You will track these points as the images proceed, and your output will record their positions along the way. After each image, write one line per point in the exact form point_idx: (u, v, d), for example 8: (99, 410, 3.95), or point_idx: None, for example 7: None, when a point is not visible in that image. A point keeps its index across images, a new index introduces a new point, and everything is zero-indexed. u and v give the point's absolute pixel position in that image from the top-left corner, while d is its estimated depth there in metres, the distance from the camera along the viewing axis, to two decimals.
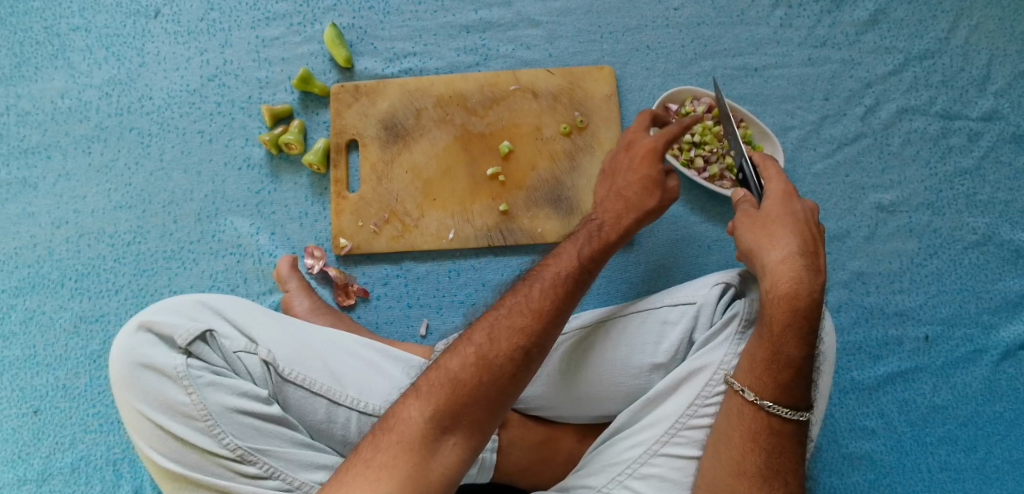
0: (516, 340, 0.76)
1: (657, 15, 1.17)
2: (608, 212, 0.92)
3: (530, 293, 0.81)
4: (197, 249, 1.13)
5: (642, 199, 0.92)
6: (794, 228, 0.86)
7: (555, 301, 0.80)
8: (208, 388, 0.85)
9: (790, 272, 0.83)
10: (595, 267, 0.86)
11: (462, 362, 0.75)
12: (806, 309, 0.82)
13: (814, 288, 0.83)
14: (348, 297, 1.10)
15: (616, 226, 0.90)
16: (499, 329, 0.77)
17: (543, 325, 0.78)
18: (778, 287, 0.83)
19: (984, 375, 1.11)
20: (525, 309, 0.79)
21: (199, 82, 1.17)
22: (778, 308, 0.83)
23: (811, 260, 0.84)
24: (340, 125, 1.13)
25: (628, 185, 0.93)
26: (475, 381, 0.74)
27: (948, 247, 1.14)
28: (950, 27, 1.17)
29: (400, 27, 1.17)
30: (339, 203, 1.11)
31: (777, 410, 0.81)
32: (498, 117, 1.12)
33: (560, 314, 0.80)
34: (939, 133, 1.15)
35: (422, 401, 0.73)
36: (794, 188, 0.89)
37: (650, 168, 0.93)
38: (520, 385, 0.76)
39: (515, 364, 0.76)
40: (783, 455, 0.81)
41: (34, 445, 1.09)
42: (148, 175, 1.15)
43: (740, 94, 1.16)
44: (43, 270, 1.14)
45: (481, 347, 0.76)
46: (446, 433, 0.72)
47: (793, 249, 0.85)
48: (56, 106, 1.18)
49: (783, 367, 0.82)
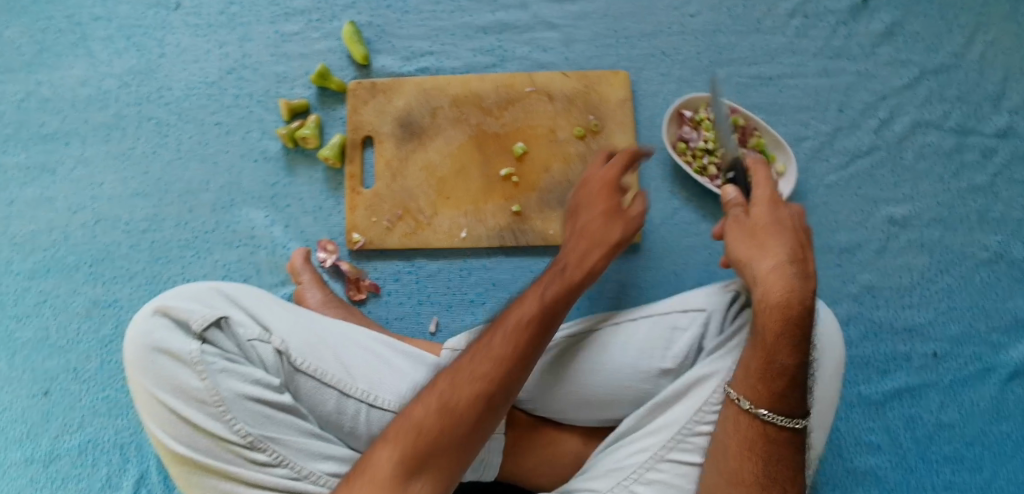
0: (479, 386, 0.78)
1: (674, 22, 1.18)
2: (574, 253, 0.90)
3: (494, 339, 0.82)
4: (211, 240, 1.14)
5: (603, 234, 0.91)
6: (785, 236, 0.85)
7: (519, 345, 0.81)
8: (222, 375, 0.87)
9: (782, 280, 0.83)
10: (563, 308, 0.85)
11: (425, 410, 0.77)
12: (799, 317, 0.82)
13: (806, 296, 0.82)
14: (359, 292, 1.11)
15: (579, 266, 0.89)
16: (461, 375, 0.79)
17: (507, 370, 0.79)
18: (770, 296, 0.82)
19: (992, 395, 1.11)
20: (488, 354, 0.80)
21: (217, 75, 1.18)
22: (769, 317, 0.82)
23: (802, 267, 0.83)
24: (356, 121, 1.14)
25: (590, 221, 0.92)
26: (438, 428, 0.76)
27: (959, 263, 1.14)
28: (966, 42, 1.17)
29: (418, 26, 1.18)
30: (354, 198, 1.12)
31: (772, 419, 0.81)
32: (513, 119, 1.13)
33: (526, 359, 0.81)
34: (952, 149, 1.16)
35: (390, 448, 0.75)
36: (780, 193, 0.88)
37: (607, 201, 0.92)
38: (486, 429, 0.79)
39: (478, 410, 0.78)
40: (780, 463, 0.81)
41: (43, 425, 1.11)
42: (165, 164, 1.17)
43: (755, 102, 1.16)
44: (58, 255, 1.15)
45: (445, 394, 0.78)
46: (415, 477, 0.74)
47: (783, 257, 0.84)
48: (76, 93, 1.19)
49: (776, 375, 0.81)
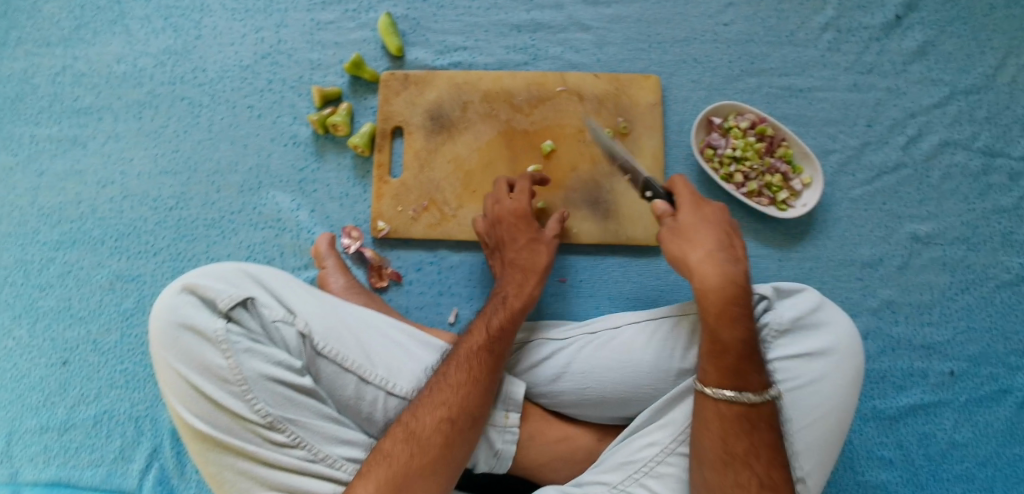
0: (439, 414, 0.85)
1: (707, 30, 1.19)
2: (510, 284, 0.99)
3: (448, 371, 0.89)
4: (237, 220, 1.15)
5: (529, 260, 1.01)
6: (714, 227, 0.91)
7: (471, 371, 0.89)
8: (245, 355, 0.86)
9: (714, 265, 0.88)
10: (508, 334, 0.94)
11: (394, 441, 0.84)
12: (734, 294, 0.87)
13: (737, 275, 0.88)
14: (380, 279, 1.12)
15: (518, 294, 0.98)
16: (421, 408, 0.86)
17: (463, 395, 0.87)
18: (708, 282, 0.87)
19: (1007, 416, 1.10)
20: (445, 384, 0.88)
21: (252, 59, 1.19)
22: (711, 300, 0.87)
23: (729, 250, 0.89)
24: (387, 111, 1.15)
25: (517, 253, 1.02)
26: (407, 455, 0.83)
27: (980, 283, 1.14)
28: (998, 64, 1.17)
29: (453, 21, 1.19)
30: (380, 187, 1.13)
31: (724, 396, 0.84)
32: (543, 117, 1.14)
33: (479, 383, 0.89)
34: (979, 170, 1.15)
35: (367, 479, 0.81)
36: (700, 194, 0.93)
37: (526, 230, 1.03)
38: (455, 451, 0.85)
39: (443, 435, 0.84)
40: (745, 438, 0.83)
41: (59, 395, 1.11)
42: (196, 143, 1.18)
43: (784, 113, 1.17)
44: (84, 227, 1.16)
45: (408, 425, 0.85)
46: None
47: (710, 246, 0.89)
48: (112, 70, 1.21)
49: (723, 352, 0.86)
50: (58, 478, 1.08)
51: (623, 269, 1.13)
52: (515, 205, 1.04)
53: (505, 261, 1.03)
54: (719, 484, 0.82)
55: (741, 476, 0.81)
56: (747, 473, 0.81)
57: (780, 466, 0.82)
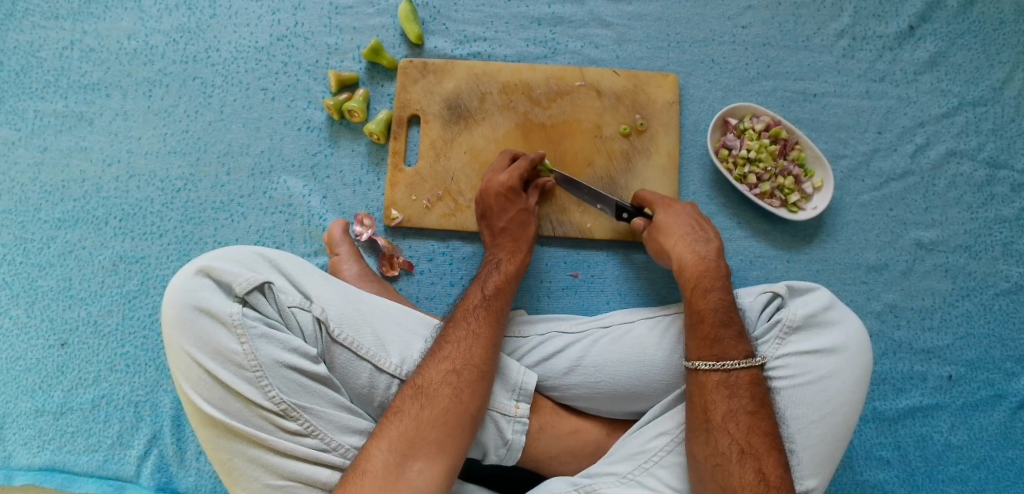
0: (444, 366, 0.86)
1: (725, 31, 1.20)
2: (502, 251, 1.02)
3: (449, 330, 0.91)
4: (247, 204, 1.13)
5: (518, 230, 1.04)
6: (686, 216, 1.02)
7: (469, 326, 0.91)
8: (261, 341, 0.84)
9: (689, 246, 0.98)
10: (505, 293, 0.96)
11: (404, 398, 0.85)
12: (709, 271, 0.95)
13: (711, 254, 0.97)
14: (392, 268, 1.11)
15: (512, 260, 1.01)
16: (427, 364, 0.88)
17: (466, 347, 0.89)
18: (684, 261, 0.97)
19: (1002, 421, 1.13)
20: (446, 340, 0.89)
21: (268, 41, 1.18)
22: (691, 277, 0.95)
23: (701, 234, 0.99)
24: (404, 99, 1.14)
25: (506, 226, 1.04)
26: (418, 408, 0.84)
27: (980, 291, 1.16)
28: (1006, 78, 1.20)
29: (473, 11, 1.19)
30: (395, 175, 1.12)
31: (704, 365, 0.88)
32: (561, 111, 1.14)
33: (480, 336, 0.90)
34: (984, 180, 1.18)
35: (380, 440, 0.82)
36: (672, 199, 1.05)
37: (514, 199, 1.05)
38: (466, 402, 0.85)
39: (450, 385, 0.85)
40: (725, 405, 0.86)
41: (56, 378, 1.09)
42: (206, 124, 1.16)
43: (797, 117, 1.19)
44: (88, 206, 1.13)
45: (416, 384, 0.86)
46: (410, 461, 0.80)
47: (681, 232, 1.00)
48: (122, 46, 1.18)
49: (697, 320, 0.91)
50: (53, 463, 1.06)
51: (634, 266, 1.13)
52: (504, 180, 1.04)
53: (495, 231, 1.04)
54: (704, 454, 0.84)
55: (720, 442, 0.84)
56: (727, 438, 0.84)
57: (762, 433, 0.84)
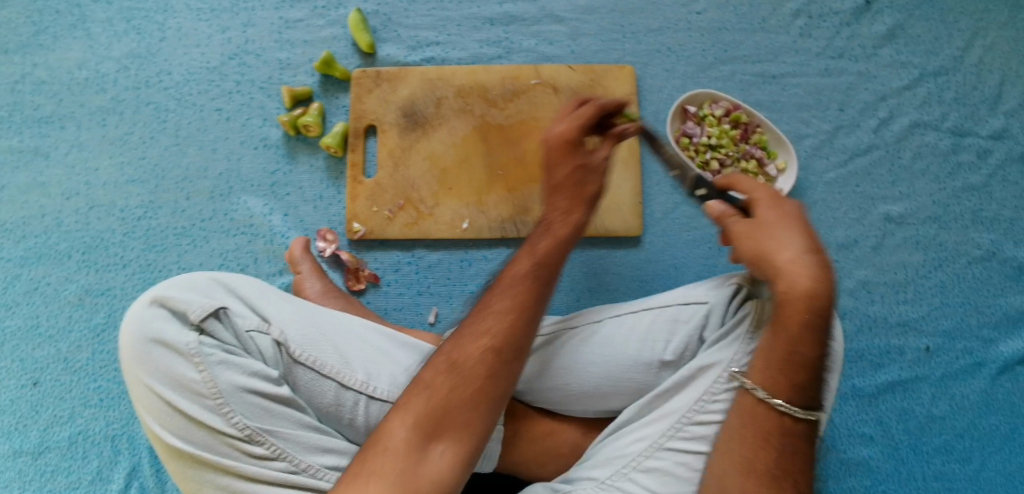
0: (483, 342, 0.75)
1: (680, 19, 1.20)
2: (557, 207, 0.86)
3: (493, 299, 0.79)
4: (208, 228, 1.12)
5: (578, 188, 0.86)
6: (795, 223, 0.84)
7: (518, 292, 0.78)
8: (220, 367, 0.84)
9: (805, 269, 0.81)
10: (555, 262, 0.83)
11: (435, 369, 0.75)
12: (822, 307, 0.81)
13: (828, 284, 0.81)
14: (358, 282, 1.10)
15: (565, 222, 0.85)
16: (465, 335, 0.76)
17: (511, 323, 0.77)
18: (796, 287, 0.81)
19: (982, 388, 1.11)
20: (489, 312, 0.78)
21: (219, 60, 1.17)
22: (794, 310, 0.81)
23: (820, 254, 0.82)
24: (359, 110, 1.13)
25: (562, 181, 0.87)
26: (450, 386, 0.73)
27: (952, 260, 1.15)
28: (965, 46, 1.20)
29: (425, 16, 1.18)
30: (355, 187, 1.12)
31: (790, 411, 0.82)
32: (518, 111, 1.13)
33: (529, 309, 0.78)
34: (949, 149, 1.17)
35: (402, 414, 0.73)
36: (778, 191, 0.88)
37: (569, 157, 0.87)
38: (501, 384, 0.75)
39: (488, 366, 0.74)
40: (794, 456, 0.82)
41: (31, 418, 1.08)
42: (163, 150, 1.15)
43: (758, 100, 1.18)
44: (50, 241, 1.13)
45: (450, 354, 0.76)
46: (433, 443, 0.71)
47: (800, 248, 0.82)
48: (73, 76, 1.17)
49: (797, 366, 0.82)
50: None
51: (602, 262, 1.13)
52: (561, 131, 0.87)
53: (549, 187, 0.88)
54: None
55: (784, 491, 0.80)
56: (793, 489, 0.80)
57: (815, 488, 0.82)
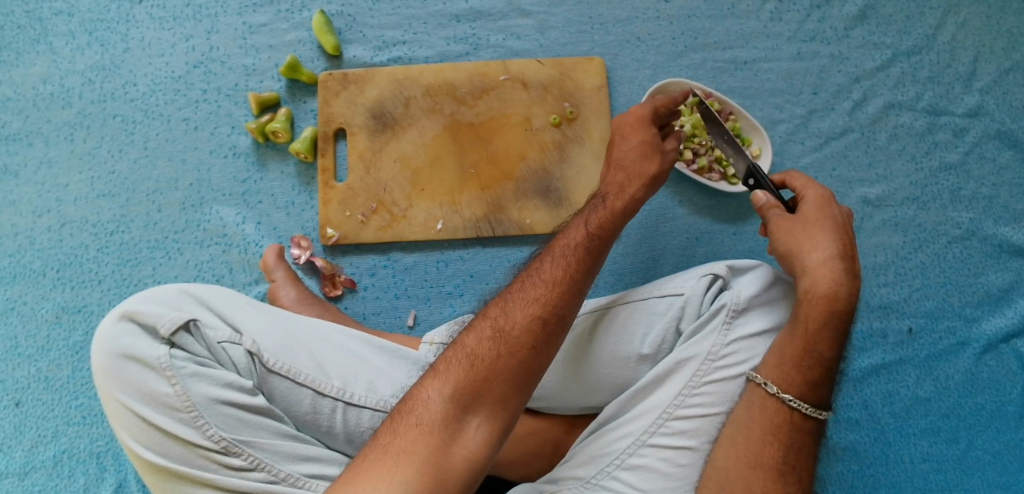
0: (532, 310, 0.76)
1: (648, 7, 1.18)
2: (613, 183, 0.92)
3: (543, 268, 0.81)
4: (182, 239, 1.11)
5: (638, 163, 0.93)
6: (832, 230, 0.88)
7: (568, 261, 0.81)
8: (192, 379, 0.82)
9: (830, 273, 0.85)
10: (607, 236, 0.87)
11: (479, 337, 0.74)
12: (842, 310, 0.85)
13: (851, 291, 0.85)
14: (334, 288, 1.09)
15: (621, 196, 0.90)
16: (514, 303, 0.77)
17: (559, 294, 0.78)
18: (818, 287, 0.85)
19: (966, 368, 1.11)
20: (539, 281, 0.79)
21: (184, 69, 1.16)
22: (814, 308, 0.85)
23: (848, 261, 0.86)
24: (327, 114, 1.12)
25: (627, 154, 0.94)
26: (493, 354, 0.73)
27: (932, 241, 1.14)
28: (938, 24, 1.19)
29: (389, 15, 1.17)
30: (326, 192, 1.11)
31: (801, 408, 0.83)
32: (488, 108, 1.12)
33: (577, 281, 0.80)
34: (925, 129, 1.16)
35: (441, 381, 0.71)
36: (832, 194, 0.91)
37: (642, 131, 0.95)
38: (542, 359, 0.75)
39: (534, 335, 0.75)
40: (800, 450, 0.83)
41: (15, 438, 1.06)
42: (132, 162, 1.14)
43: (730, 87, 1.17)
44: (24, 260, 1.12)
45: (497, 321, 0.76)
46: (469, 414, 0.69)
47: (831, 252, 0.86)
48: (38, 92, 1.16)
49: (813, 364, 0.84)
50: None
51: None
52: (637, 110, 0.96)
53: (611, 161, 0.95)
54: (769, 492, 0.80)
55: (788, 485, 0.81)
56: (797, 486, 0.81)
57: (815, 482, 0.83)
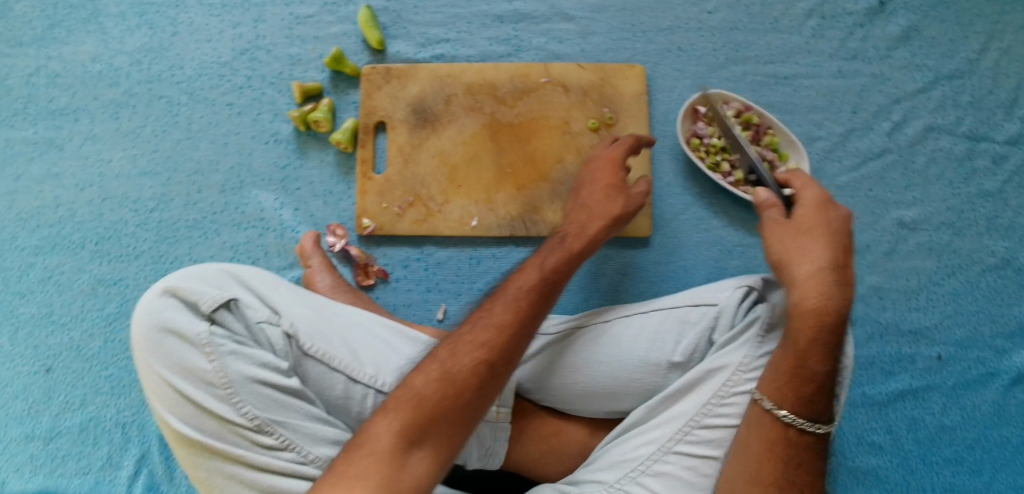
0: (479, 354, 0.76)
1: (691, 18, 1.19)
2: (574, 223, 0.93)
3: (493, 309, 0.81)
4: (219, 221, 1.13)
5: (605, 206, 0.94)
6: (825, 238, 0.84)
7: (516, 305, 0.81)
8: (230, 357, 0.82)
9: (822, 285, 0.81)
10: (563, 277, 0.87)
11: (426, 378, 0.75)
12: (835, 324, 0.80)
13: (843, 303, 0.81)
14: (367, 277, 1.10)
15: (580, 236, 0.91)
16: (462, 344, 0.77)
17: (507, 338, 0.78)
18: (808, 300, 0.81)
19: (994, 399, 1.09)
20: (489, 324, 0.79)
21: (230, 55, 1.18)
22: (804, 323, 0.81)
23: (841, 272, 0.82)
24: (369, 106, 1.14)
25: (592, 197, 0.95)
26: (441, 395, 0.74)
27: (966, 268, 1.13)
28: (981, 49, 1.19)
29: (434, 13, 1.19)
30: (364, 184, 1.12)
31: (798, 424, 0.81)
32: (527, 109, 1.13)
33: (524, 326, 0.80)
34: (964, 154, 1.16)
35: (390, 417, 0.72)
36: (830, 196, 0.87)
37: (612, 174, 0.96)
38: (486, 401, 0.76)
39: (480, 378, 0.76)
40: (800, 466, 0.81)
41: (43, 403, 1.08)
42: (175, 143, 1.16)
43: (769, 101, 1.17)
44: (64, 231, 1.13)
45: (445, 363, 0.76)
46: (417, 448, 0.71)
47: (823, 262, 0.82)
48: (87, 69, 1.19)
49: (807, 380, 0.81)
50: (45, 487, 1.04)
51: (611, 262, 1.12)
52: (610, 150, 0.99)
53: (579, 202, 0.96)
54: None
55: None
56: None
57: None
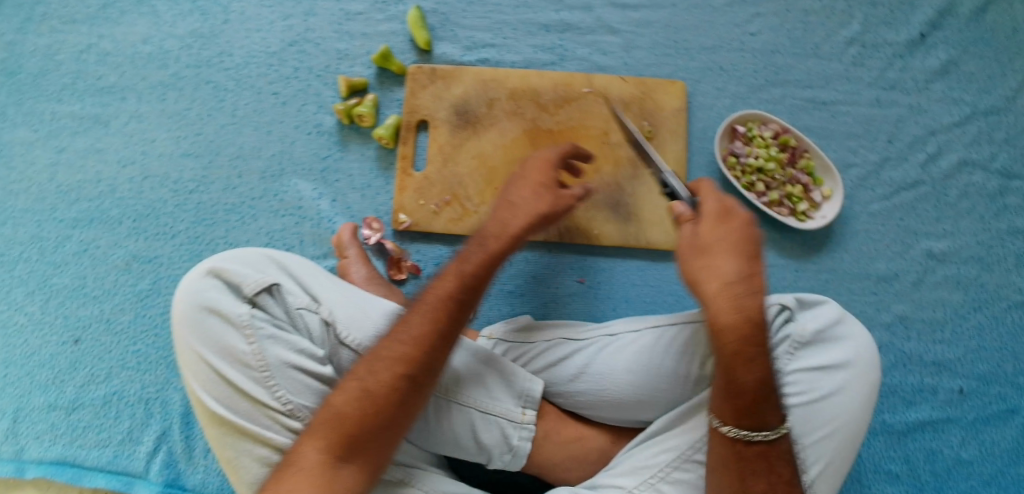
0: (397, 369, 0.77)
1: (734, 38, 1.21)
2: (494, 226, 0.89)
3: (412, 321, 0.81)
4: (257, 206, 1.14)
5: (531, 208, 0.90)
6: (730, 249, 0.80)
7: (430, 316, 0.81)
8: (269, 342, 0.83)
9: (731, 300, 0.78)
10: (483, 282, 0.85)
11: (347, 397, 0.76)
12: (756, 338, 0.78)
13: (755, 314, 0.78)
14: (400, 272, 1.12)
15: (499, 236, 0.88)
16: (378, 361, 0.78)
17: (422, 352, 0.79)
18: (720, 318, 0.78)
19: (1013, 436, 1.10)
20: (405, 338, 0.79)
21: (279, 46, 1.20)
22: (725, 340, 0.78)
23: (750, 283, 0.79)
24: (412, 105, 1.16)
25: (518, 200, 0.91)
26: (361, 413, 0.75)
27: (992, 303, 1.14)
28: (1018, 87, 1.20)
29: (481, 18, 1.21)
30: (403, 180, 1.13)
31: (742, 435, 0.79)
32: (568, 118, 1.15)
33: (443, 333, 0.80)
34: (997, 190, 1.17)
35: (315, 437, 0.75)
36: (727, 205, 0.82)
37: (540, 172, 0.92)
38: (409, 414, 0.78)
39: (400, 393, 0.77)
40: (759, 477, 0.79)
41: (69, 374, 1.09)
42: (219, 127, 1.18)
43: (807, 125, 1.18)
44: (103, 206, 1.15)
45: (365, 380, 0.77)
46: (346, 462, 0.75)
47: (729, 276, 0.79)
48: (138, 50, 1.21)
49: (741, 390, 0.78)
50: (64, 457, 1.05)
51: (641, 273, 1.13)
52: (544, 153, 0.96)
53: (501, 202, 0.92)
54: None
55: None
56: None
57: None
